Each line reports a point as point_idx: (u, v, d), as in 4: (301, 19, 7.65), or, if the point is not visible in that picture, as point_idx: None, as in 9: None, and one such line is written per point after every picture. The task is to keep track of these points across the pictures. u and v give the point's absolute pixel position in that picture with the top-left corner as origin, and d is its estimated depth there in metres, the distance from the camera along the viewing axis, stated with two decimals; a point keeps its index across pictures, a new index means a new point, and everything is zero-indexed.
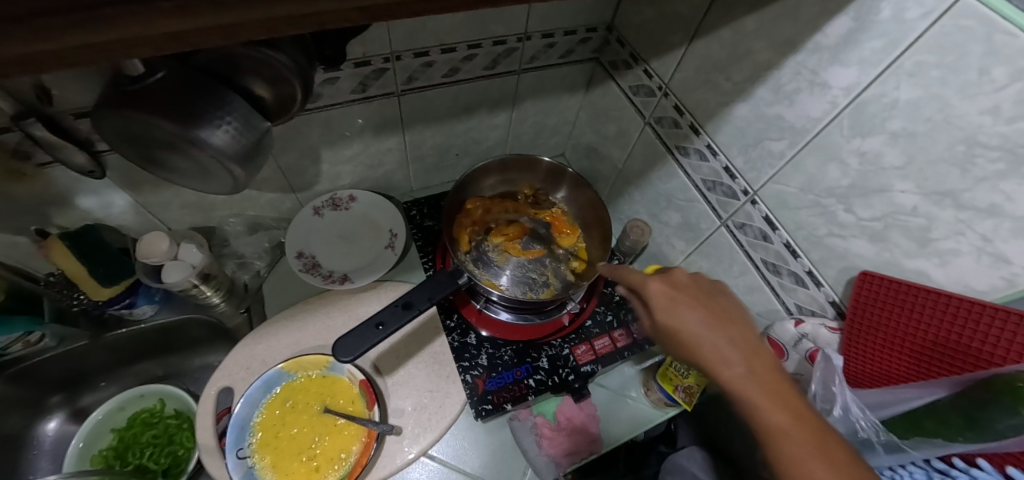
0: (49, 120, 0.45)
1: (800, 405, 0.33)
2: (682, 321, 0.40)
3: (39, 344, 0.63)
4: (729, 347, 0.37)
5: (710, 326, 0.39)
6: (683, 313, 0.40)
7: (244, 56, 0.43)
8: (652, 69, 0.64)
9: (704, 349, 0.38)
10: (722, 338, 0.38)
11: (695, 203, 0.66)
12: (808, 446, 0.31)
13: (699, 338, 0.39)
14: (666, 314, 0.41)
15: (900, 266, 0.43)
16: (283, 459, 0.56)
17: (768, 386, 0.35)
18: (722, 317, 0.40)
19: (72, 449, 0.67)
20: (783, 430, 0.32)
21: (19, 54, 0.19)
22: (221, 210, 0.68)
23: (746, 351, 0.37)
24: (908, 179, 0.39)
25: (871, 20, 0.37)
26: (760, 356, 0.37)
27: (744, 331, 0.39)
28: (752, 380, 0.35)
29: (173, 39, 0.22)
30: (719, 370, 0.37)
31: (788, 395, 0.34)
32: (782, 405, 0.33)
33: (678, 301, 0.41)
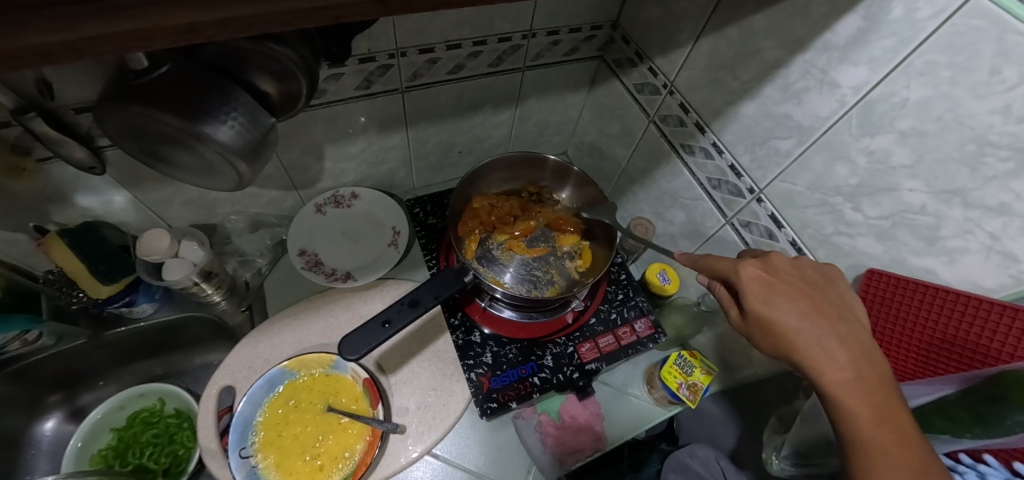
0: (49, 115, 0.44)
1: (896, 402, 0.36)
2: (783, 314, 0.42)
3: (37, 343, 0.63)
4: (839, 342, 0.40)
5: (820, 320, 0.41)
6: (785, 306, 0.42)
7: (250, 50, 0.43)
8: (657, 67, 0.64)
9: (803, 342, 0.41)
10: (827, 332, 0.41)
11: (700, 201, 0.66)
12: (899, 437, 0.35)
13: (799, 331, 0.41)
14: (760, 305, 0.43)
15: (907, 264, 0.43)
16: (287, 459, 0.56)
17: (873, 382, 0.38)
18: (828, 311, 0.42)
19: (70, 449, 0.65)
20: (872, 420, 0.36)
21: (32, 46, 0.19)
22: (222, 207, 0.68)
23: (859, 355, 0.39)
24: (916, 178, 0.39)
25: (881, 19, 0.37)
26: (870, 354, 0.39)
27: (855, 327, 0.41)
28: (855, 383, 0.37)
29: (189, 32, 0.21)
30: (810, 360, 0.40)
31: (888, 391, 0.37)
32: (885, 402, 0.36)
33: (776, 294, 0.43)
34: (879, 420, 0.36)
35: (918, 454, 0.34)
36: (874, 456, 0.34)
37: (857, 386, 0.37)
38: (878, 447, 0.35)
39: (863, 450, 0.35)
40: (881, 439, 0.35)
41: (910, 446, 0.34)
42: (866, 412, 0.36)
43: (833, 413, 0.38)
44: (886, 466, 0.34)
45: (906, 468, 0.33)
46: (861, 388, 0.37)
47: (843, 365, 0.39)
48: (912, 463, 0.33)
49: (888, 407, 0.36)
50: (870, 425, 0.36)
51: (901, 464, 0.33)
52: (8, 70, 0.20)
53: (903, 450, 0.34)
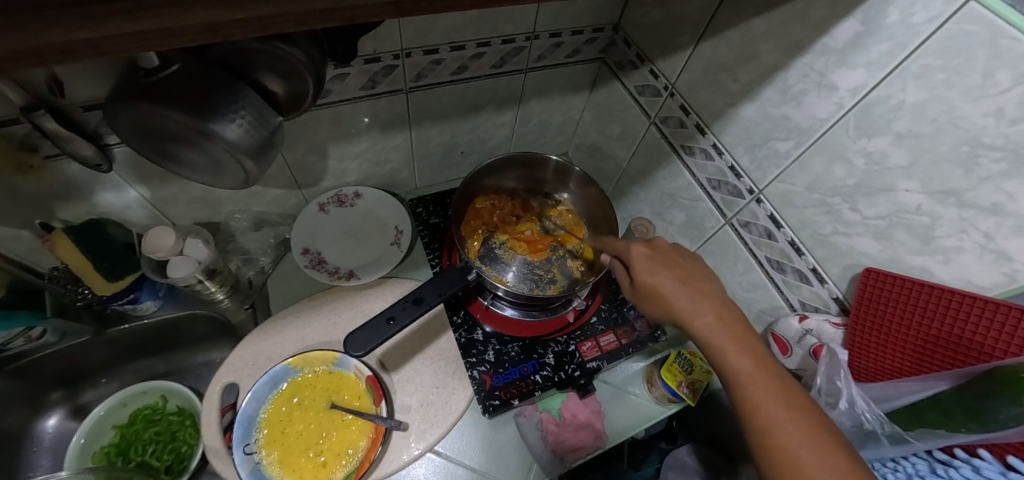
0: (58, 112, 0.45)
1: (752, 338, 0.42)
2: (659, 279, 0.47)
3: (40, 340, 0.63)
4: (706, 298, 0.45)
5: (686, 279, 0.46)
6: (659, 271, 0.47)
7: (258, 50, 0.44)
8: (658, 69, 0.64)
9: (679, 302, 0.45)
10: (696, 291, 0.45)
11: (700, 202, 0.67)
12: (758, 365, 0.39)
13: (673, 292, 0.46)
14: (642, 276, 0.48)
15: (904, 262, 0.44)
16: (291, 455, 0.56)
17: (732, 324, 0.43)
18: (692, 271, 0.47)
19: (74, 445, 0.66)
20: (737, 356, 0.40)
21: (57, 42, 0.19)
22: (226, 205, 0.68)
23: (717, 305, 0.44)
24: (912, 178, 0.40)
25: (878, 24, 0.38)
26: (728, 300, 0.45)
27: (716, 283, 0.47)
28: (720, 329, 0.42)
29: (208, 30, 0.22)
30: (683, 316, 0.44)
31: (745, 329, 0.42)
32: (744, 340, 0.41)
33: (656, 265, 0.48)
34: (742, 355, 0.40)
35: (776, 375, 0.38)
36: (743, 386, 0.38)
37: (720, 328, 0.42)
38: (746, 377, 0.39)
39: (735, 385, 0.39)
40: (748, 373, 0.39)
41: (769, 372, 0.39)
42: (733, 351, 0.41)
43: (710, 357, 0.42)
44: (757, 396, 0.37)
45: (767, 389, 0.37)
46: (724, 330, 0.42)
47: (708, 312, 0.44)
48: (771, 382, 0.38)
49: (748, 342, 0.41)
50: (734, 360, 0.40)
51: (764, 388, 0.37)
52: (31, 66, 0.20)
53: (763, 375, 0.38)
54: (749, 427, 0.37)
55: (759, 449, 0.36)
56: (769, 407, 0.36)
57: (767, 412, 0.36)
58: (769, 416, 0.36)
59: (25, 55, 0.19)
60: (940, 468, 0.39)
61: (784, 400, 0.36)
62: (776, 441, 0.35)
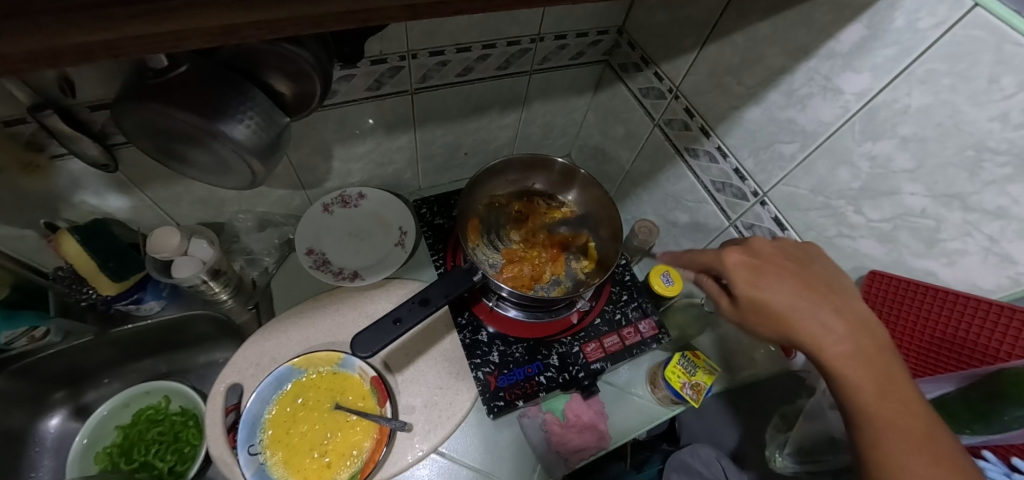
0: (66, 113, 0.45)
1: (896, 373, 0.37)
2: (777, 293, 0.42)
3: (43, 340, 0.63)
4: (836, 316, 0.40)
5: (810, 295, 0.41)
6: (778, 285, 0.42)
7: (264, 50, 0.44)
8: (663, 72, 0.65)
9: (797, 318, 0.40)
10: (819, 306, 0.40)
11: (704, 204, 0.67)
12: (902, 408, 0.35)
13: (792, 309, 0.41)
14: (751, 288, 0.43)
15: (908, 265, 0.44)
16: (295, 456, 0.56)
17: (868, 354, 0.38)
18: (819, 287, 0.42)
19: (77, 445, 0.66)
20: (873, 396, 0.36)
21: (77, 44, 0.19)
22: (230, 206, 0.68)
23: (849, 324, 0.39)
24: (917, 181, 0.40)
25: (884, 28, 0.39)
26: (865, 323, 0.39)
27: (850, 300, 0.41)
28: (853, 354, 0.38)
29: (225, 33, 0.22)
30: (805, 334, 0.40)
31: (886, 362, 0.37)
32: (885, 375, 0.37)
33: (765, 276, 0.43)
34: (882, 394, 0.36)
35: (923, 424, 0.34)
36: (880, 432, 0.35)
37: (853, 357, 0.38)
38: (888, 424, 0.35)
39: (867, 424, 0.35)
40: (882, 410, 0.35)
41: (917, 416, 0.35)
42: (870, 386, 0.36)
43: (836, 386, 0.38)
44: (892, 437, 0.34)
45: (912, 439, 0.33)
46: (859, 362, 0.37)
47: (839, 337, 0.39)
48: (917, 433, 0.34)
49: (890, 378, 0.36)
50: (871, 397, 0.36)
51: (906, 437, 0.34)
52: (52, 68, 0.20)
53: (909, 423, 0.34)
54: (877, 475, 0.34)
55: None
56: (907, 454, 0.33)
57: (908, 466, 0.32)
58: (907, 467, 0.32)
59: (45, 57, 0.19)
60: None
61: (933, 456, 0.32)
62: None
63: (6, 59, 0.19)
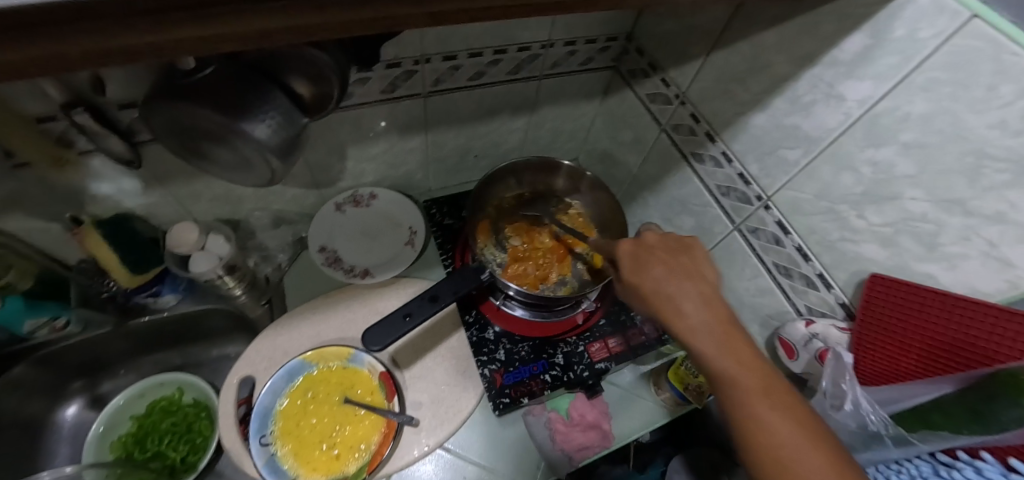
0: (95, 110, 0.47)
1: (743, 340, 0.37)
2: (649, 277, 0.44)
3: (64, 330, 0.65)
4: (691, 294, 0.41)
5: (672, 277, 0.43)
6: (647, 270, 0.44)
7: (288, 54, 0.46)
8: (670, 78, 0.66)
9: (660, 300, 0.42)
10: (680, 287, 0.42)
11: (709, 208, 0.69)
12: (746, 369, 0.35)
13: (659, 290, 0.42)
14: (631, 274, 0.46)
15: (910, 269, 0.45)
16: (305, 448, 0.58)
17: (717, 325, 0.38)
18: (682, 269, 0.43)
19: (92, 433, 0.67)
20: (724, 356, 0.36)
21: (125, 45, 0.20)
22: (246, 203, 0.70)
23: (704, 300, 0.41)
24: (918, 187, 0.41)
25: (886, 38, 0.40)
26: (718, 301, 0.41)
27: (706, 279, 0.43)
28: (703, 326, 0.39)
29: (260, 36, 0.24)
30: (666, 312, 0.41)
31: (734, 332, 0.38)
32: (731, 340, 0.37)
33: (644, 263, 0.45)
34: (730, 360, 0.36)
35: (768, 377, 0.35)
36: (732, 389, 0.35)
37: (702, 328, 0.38)
38: (738, 380, 0.35)
39: (721, 386, 0.35)
40: (732, 374, 0.35)
41: (756, 372, 0.35)
42: (718, 355, 0.37)
43: (697, 362, 0.38)
44: (739, 394, 0.34)
45: (755, 393, 0.34)
46: (709, 330, 0.38)
47: (693, 315, 0.40)
48: (759, 388, 0.34)
49: (734, 344, 0.37)
50: (720, 362, 0.36)
51: (756, 393, 0.34)
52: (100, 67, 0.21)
53: (751, 379, 0.35)
54: (738, 434, 0.33)
55: (746, 451, 0.32)
56: (761, 409, 0.33)
57: (756, 415, 0.33)
58: (753, 414, 0.33)
59: (97, 56, 0.20)
60: (943, 470, 0.40)
61: (778, 405, 0.33)
62: (766, 442, 0.31)
63: (61, 57, 0.20)
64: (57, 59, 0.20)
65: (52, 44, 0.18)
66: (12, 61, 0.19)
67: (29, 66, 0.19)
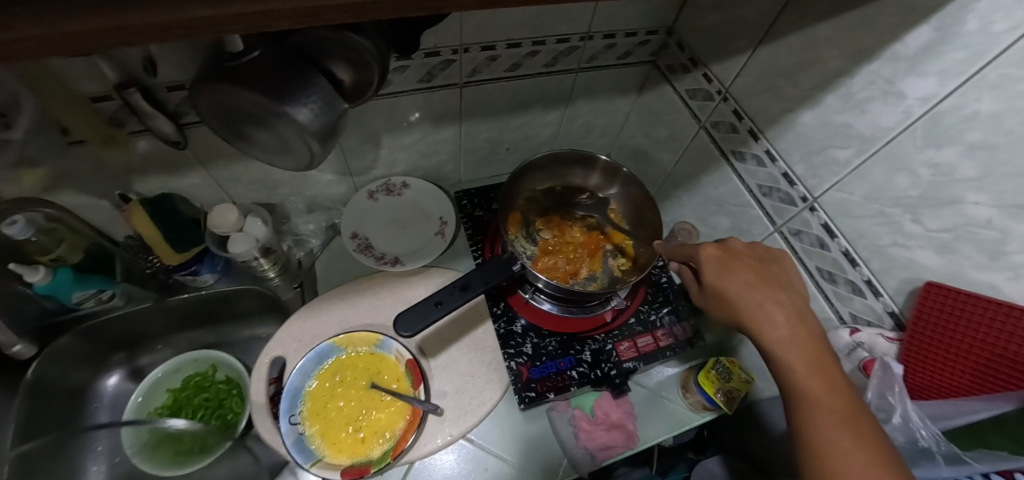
0: (147, 91, 0.48)
1: (828, 360, 0.41)
2: (735, 284, 0.47)
3: (110, 302, 0.67)
4: (779, 307, 0.44)
5: (762, 289, 0.46)
6: (735, 277, 0.47)
7: (329, 39, 0.46)
8: (712, 73, 0.64)
9: (747, 308, 0.45)
10: (770, 299, 0.45)
11: (747, 208, 0.67)
12: (829, 388, 0.39)
13: (745, 299, 0.46)
14: (715, 279, 0.48)
15: (968, 278, 0.43)
16: (332, 429, 0.59)
17: (803, 340, 0.42)
18: (771, 283, 0.46)
19: (132, 403, 0.70)
20: (808, 372, 0.40)
21: (184, 19, 0.20)
22: (283, 188, 0.72)
23: (791, 315, 0.44)
24: (983, 191, 0.39)
25: (955, 31, 0.37)
26: (806, 319, 0.44)
27: (795, 297, 0.46)
28: (789, 339, 0.42)
29: (314, 13, 0.23)
30: (752, 320, 0.45)
31: (820, 350, 0.41)
32: (815, 357, 0.41)
33: (730, 270, 0.48)
34: (813, 375, 0.39)
35: (847, 400, 0.38)
36: (811, 403, 0.38)
37: (789, 341, 0.42)
38: (818, 396, 0.38)
39: (800, 396, 0.39)
40: (814, 389, 0.39)
41: (838, 392, 0.38)
42: (802, 367, 0.40)
43: (778, 370, 0.42)
44: (816, 407, 0.38)
45: (836, 412, 0.37)
46: (794, 344, 0.42)
47: (780, 326, 0.43)
48: (838, 407, 0.37)
49: (818, 361, 0.40)
50: (802, 374, 0.40)
51: (834, 411, 0.37)
52: (156, 41, 0.21)
53: (832, 397, 0.38)
54: (807, 443, 0.37)
55: (811, 458, 0.36)
56: (837, 426, 0.36)
57: (831, 431, 0.36)
58: (827, 427, 0.36)
59: (152, 31, 0.20)
60: None
61: (854, 427, 0.36)
62: (835, 455, 0.35)
63: (122, 31, 0.20)
64: (108, 33, 0.19)
65: (118, 14, 0.18)
66: (78, 32, 0.18)
67: (79, 40, 0.19)
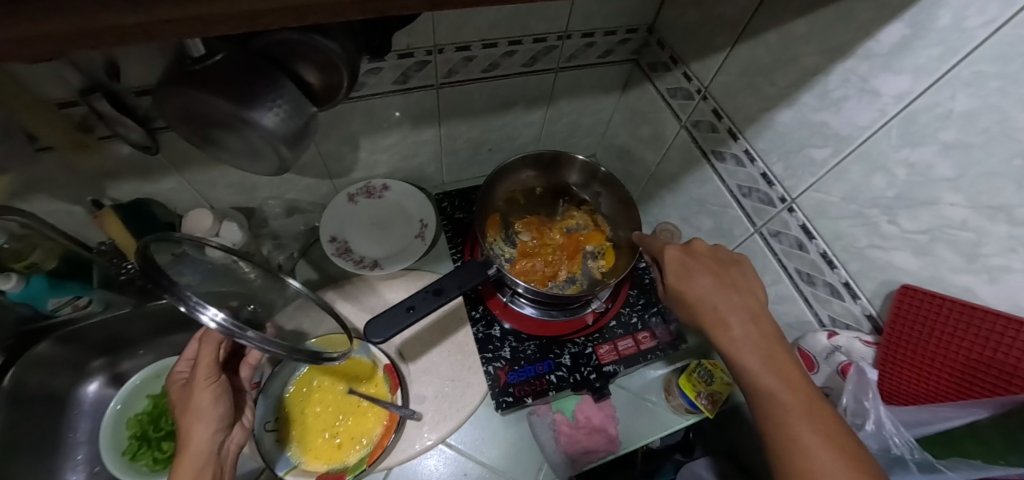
0: (112, 96, 0.48)
1: (786, 357, 0.41)
2: (695, 286, 0.47)
3: (86, 309, 0.68)
4: (735, 308, 0.45)
5: (722, 290, 0.46)
6: (695, 279, 0.48)
7: (296, 42, 0.45)
8: (692, 71, 0.63)
9: (704, 309, 0.46)
10: (726, 301, 0.45)
11: (729, 209, 0.66)
12: (787, 384, 0.38)
13: (704, 299, 0.46)
14: (676, 280, 0.49)
15: (945, 281, 0.42)
16: (308, 435, 0.59)
17: (761, 338, 0.42)
18: (731, 284, 0.47)
19: (110, 410, 0.69)
20: (769, 372, 0.40)
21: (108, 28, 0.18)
22: (262, 191, 0.71)
23: (749, 316, 0.44)
24: (959, 191, 0.38)
25: (927, 28, 0.36)
26: (764, 317, 0.44)
27: (753, 296, 0.46)
28: (746, 339, 0.42)
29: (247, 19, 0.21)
30: (710, 323, 0.45)
31: (778, 346, 0.42)
32: (772, 354, 0.41)
33: (689, 271, 0.49)
34: (769, 372, 0.39)
35: (807, 396, 0.37)
36: (772, 402, 0.38)
37: (747, 342, 0.42)
38: (779, 395, 0.38)
39: (762, 397, 0.39)
40: (774, 388, 0.38)
41: (797, 389, 0.38)
42: (759, 366, 0.40)
43: (739, 373, 0.42)
44: (777, 408, 0.37)
45: (795, 409, 0.37)
46: (752, 343, 0.42)
47: (736, 327, 0.43)
48: (800, 403, 0.37)
49: (777, 358, 0.41)
50: (759, 373, 0.40)
51: (796, 409, 0.36)
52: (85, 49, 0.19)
53: (792, 394, 0.38)
54: (773, 445, 0.36)
55: (779, 462, 0.35)
56: (798, 424, 0.36)
57: (794, 429, 0.36)
58: (790, 427, 0.36)
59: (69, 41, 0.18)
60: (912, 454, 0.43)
61: (815, 422, 0.35)
62: (799, 455, 0.34)
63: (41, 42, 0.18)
64: (12, 42, 0.18)
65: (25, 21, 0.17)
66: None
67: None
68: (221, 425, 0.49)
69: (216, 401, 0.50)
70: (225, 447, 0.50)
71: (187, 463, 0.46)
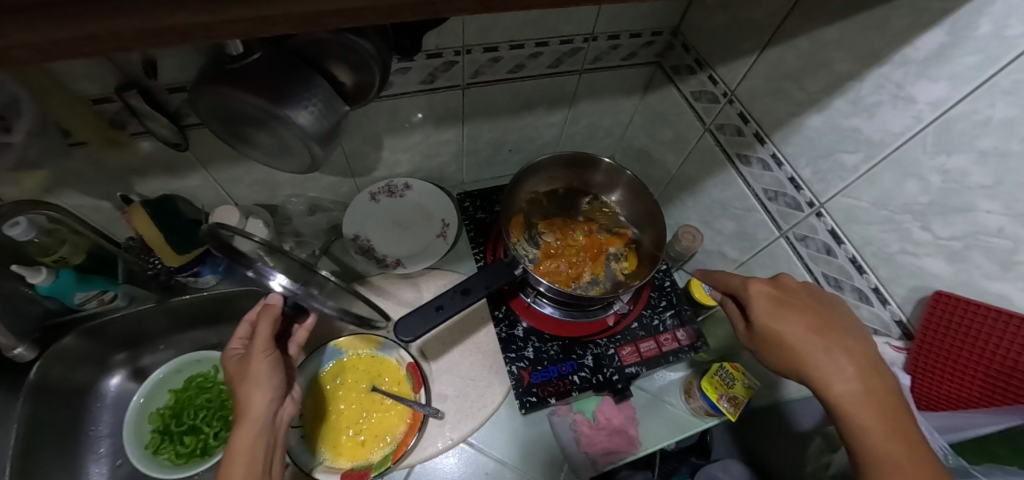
0: (147, 94, 0.48)
1: (901, 415, 0.40)
2: (795, 328, 0.46)
3: (111, 303, 0.68)
4: (846, 357, 0.43)
5: (825, 336, 0.45)
6: (793, 319, 0.46)
7: (330, 41, 0.45)
8: (718, 75, 0.64)
9: (810, 355, 0.44)
10: (833, 347, 0.44)
11: (753, 212, 0.66)
12: (908, 448, 0.38)
13: (806, 344, 0.45)
14: (769, 319, 0.47)
15: (979, 288, 0.42)
16: (333, 432, 0.59)
17: (875, 393, 0.41)
18: (833, 328, 0.45)
19: (133, 404, 0.70)
20: (885, 434, 0.39)
21: (177, 26, 0.19)
22: (285, 188, 0.72)
23: (858, 366, 0.43)
24: (995, 199, 0.38)
25: (967, 35, 0.36)
26: (875, 367, 0.43)
27: (859, 342, 0.45)
28: (859, 392, 0.41)
29: (308, 19, 0.21)
30: (818, 372, 0.43)
31: (893, 401, 0.41)
32: (889, 412, 0.40)
33: (783, 310, 0.47)
34: (890, 436, 0.39)
35: (929, 464, 0.37)
36: (891, 468, 0.37)
37: (863, 397, 0.41)
38: (898, 461, 0.37)
39: (879, 460, 0.38)
40: (895, 453, 0.38)
41: (919, 455, 0.37)
42: (877, 427, 0.39)
43: (849, 431, 0.41)
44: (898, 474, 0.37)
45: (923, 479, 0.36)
46: (868, 399, 0.41)
47: (849, 379, 0.42)
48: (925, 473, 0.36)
49: (893, 418, 0.40)
50: (878, 436, 0.39)
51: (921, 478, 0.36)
52: (153, 47, 0.19)
53: (916, 462, 0.37)
54: None
55: None
56: None
57: None
58: None
59: (140, 38, 0.19)
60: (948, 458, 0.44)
61: None
62: None
63: (115, 40, 0.18)
64: (96, 41, 0.18)
65: (106, 20, 0.17)
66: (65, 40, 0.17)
67: (63, 50, 0.18)
68: (276, 397, 0.50)
69: (272, 374, 0.50)
70: (277, 420, 0.50)
71: (245, 425, 0.47)
